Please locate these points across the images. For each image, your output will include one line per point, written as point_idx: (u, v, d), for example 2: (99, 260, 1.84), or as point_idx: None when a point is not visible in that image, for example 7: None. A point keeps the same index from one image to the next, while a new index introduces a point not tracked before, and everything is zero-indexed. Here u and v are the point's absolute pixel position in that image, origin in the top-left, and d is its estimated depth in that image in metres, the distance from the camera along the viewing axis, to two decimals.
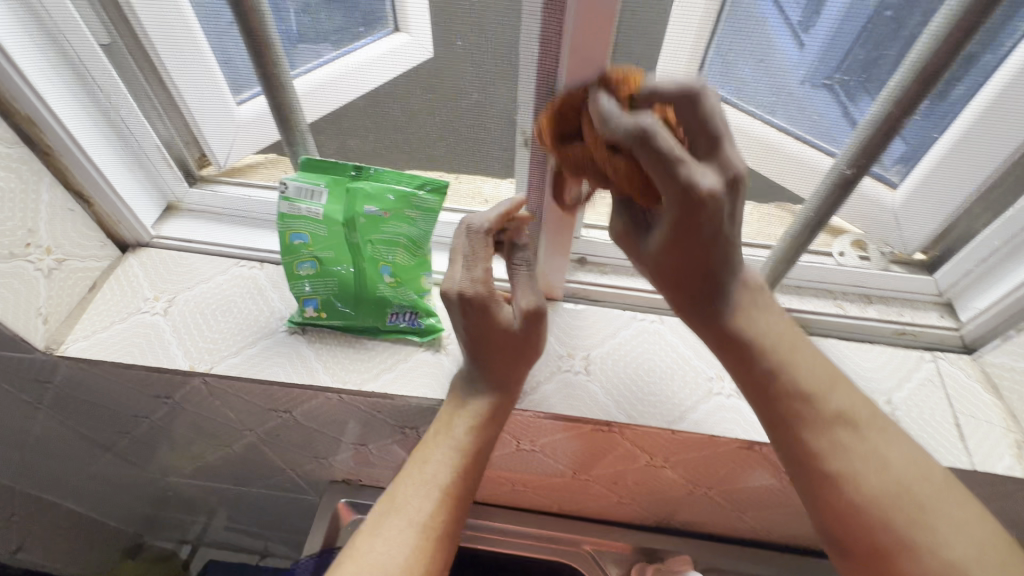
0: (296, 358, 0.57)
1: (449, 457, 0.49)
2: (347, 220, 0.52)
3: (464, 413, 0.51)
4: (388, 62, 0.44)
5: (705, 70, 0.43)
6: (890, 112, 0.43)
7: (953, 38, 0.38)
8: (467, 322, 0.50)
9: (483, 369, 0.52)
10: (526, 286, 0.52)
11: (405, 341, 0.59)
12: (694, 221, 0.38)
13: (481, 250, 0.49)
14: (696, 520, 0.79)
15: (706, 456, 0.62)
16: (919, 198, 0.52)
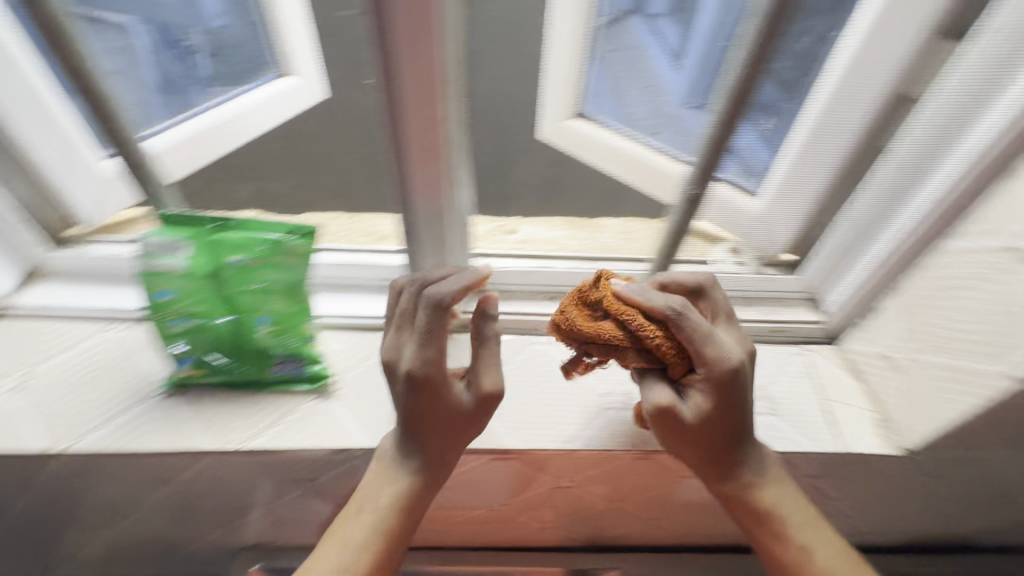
0: (172, 422, 0.53)
1: (364, 534, 0.48)
2: (212, 272, 0.50)
3: (389, 486, 0.50)
4: (279, 98, 0.51)
5: (590, 102, 0.54)
6: (715, 129, 0.49)
7: (750, 65, 0.44)
8: (410, 404, 0.47)
9: (421, 447, 0.50)
10: (489, 364, 0.49)
11: (292, 391, 0.57)
12: (686, 340, 0.46)
13: (435, 325, 0.46)
14: (621, 535, 0.80)
15: (609, 472, 0.62)
16: (778, 204, 0.59)
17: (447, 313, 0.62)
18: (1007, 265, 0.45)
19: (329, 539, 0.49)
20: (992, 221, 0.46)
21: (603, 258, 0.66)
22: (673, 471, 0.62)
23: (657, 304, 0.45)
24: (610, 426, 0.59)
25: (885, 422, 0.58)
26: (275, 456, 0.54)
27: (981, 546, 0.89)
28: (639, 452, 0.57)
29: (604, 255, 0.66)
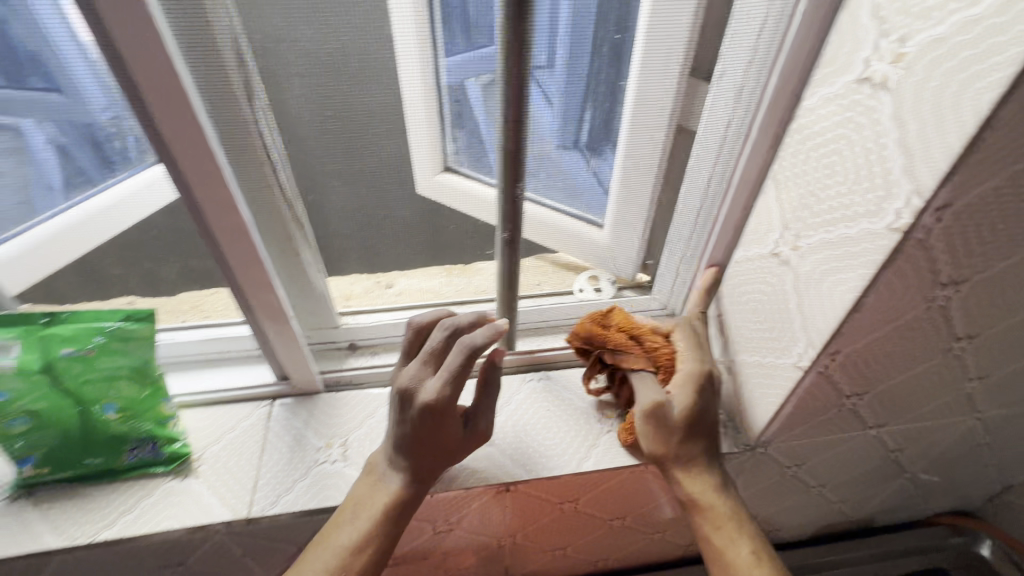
0: (17, 525, 0.52)
1: (355, 541, 0.48)
2: (47, 367, 0.51)
3: (382, 495, 0.51)
4: (129, 205, 0.46)
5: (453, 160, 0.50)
6: (507, 189, 0.50)
7: (510, 129, 0.46)
8: (415, 427, 0.50)
9: (418, 461, 0.51)
10: (483, 404, 0.56)
11: (150, 474, 0.57)
12: (445, 421, 0.50)
13: (462, 370, 0.48)
14: (529, 568, 0.80)
15: (482, 510, 0.63)
16: (619, 231, 0.60)
17: (306, 375, 0.62)
18: (776, 269, 0.51)
19: (317, 544, 0.49)
20: (758, 232, 0.53)
21: (469, 300, 0.65)
22: (544, 501, 0.63)
23: (433, 388, 0.48)
24: (476, 463, 0.59)
25: (729, 422, 0.64)
26: (131, 544, 0.53)
27: (878, 525, 0.95)
28: (503, 486, 0.58)
29: (474, 297, 0.64)
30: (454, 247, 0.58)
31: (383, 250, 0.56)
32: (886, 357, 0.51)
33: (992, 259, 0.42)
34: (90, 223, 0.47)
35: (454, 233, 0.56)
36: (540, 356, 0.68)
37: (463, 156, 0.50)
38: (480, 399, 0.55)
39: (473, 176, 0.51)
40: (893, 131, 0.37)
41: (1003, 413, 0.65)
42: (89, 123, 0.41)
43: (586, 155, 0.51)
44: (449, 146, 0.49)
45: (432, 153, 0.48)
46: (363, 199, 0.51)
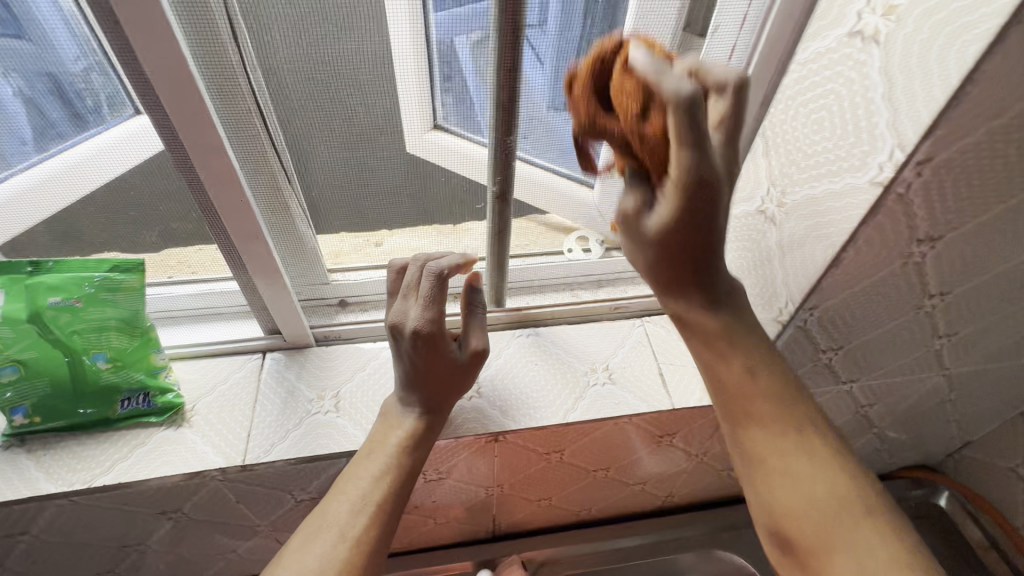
0: (12, 472, 0.53)
1: (379, 471, 0.50)
2: (33, 316, 0.51)
3: (397, 429, 0.53)
4: (112, 156, 0.45)
5: (443, 118, 0.49)
6: (498, 139, 0.51)
7: (506, 78, 0.45)
8: (413, 359, 0.53)
9: (421, 393, 0.54)
10: (473, 327, 0.58)
11: (143, 425, 0.57)
12: (437, 344, 0.53)
13: (437, 291, 0.53)
14: (515, 519, 0.84)
15: (471, 460, 0.65)
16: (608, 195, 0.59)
17: (297, 329, 0.63)
18: (761, 226, 0.52)
19: (341, 482, 0.50)
20: (746, 190, 0.53)
21: None
22: (532, 451, 0.65)
23: (416, 314, 0.52)
24: (466, 415, 0.60)
25: None
26: (128, 491, 0.54)
27: None
28: (492, 435, 0.60)
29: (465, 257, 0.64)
30: (437, 209, 0.57)
31: (377, 202, 0.55)
32: (862, 313, 0.53)
33: (970, 216, 0.43)
34: (70, 174, 0.46)
35: (439, 193, 0.55)
36: (531, 312, 0.69)
37: (451, 114, 0.49)
38: (469, 322, 0.58)
39: (462, 134, 0.50)
40: (881, 86, 0.38)
41: (968, 370, 0.69)
42: (53, 73, 0.40)
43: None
44: (437, 103, 0.47)
45: (420, 109, 0.47)
46: (352, 151, 0.49)
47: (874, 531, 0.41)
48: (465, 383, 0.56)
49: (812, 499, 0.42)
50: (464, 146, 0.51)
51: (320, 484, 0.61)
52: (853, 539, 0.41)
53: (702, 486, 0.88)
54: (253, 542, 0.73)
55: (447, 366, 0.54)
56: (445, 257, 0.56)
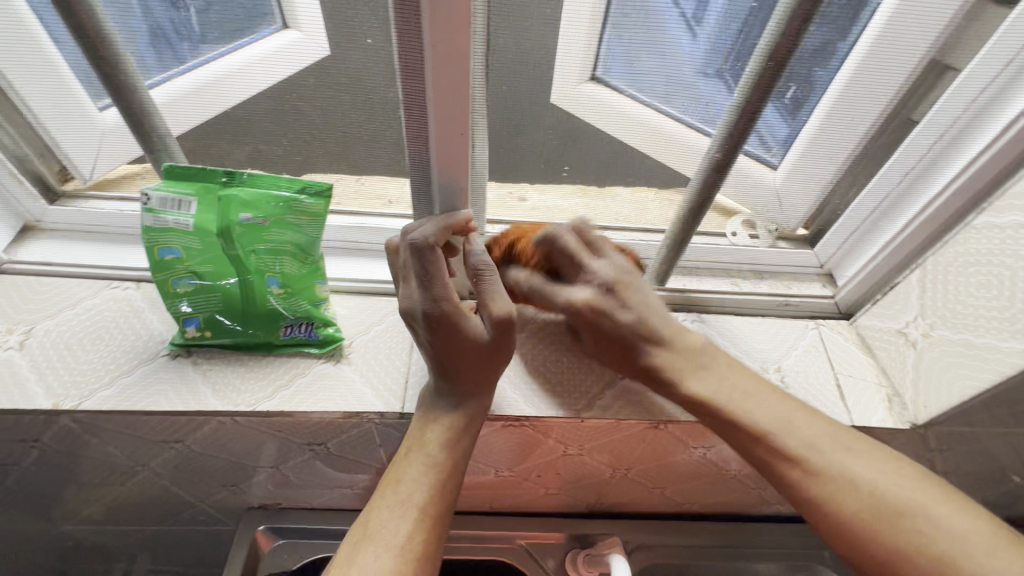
0: (179, 382, 0.52)
1: (424, 473, 0.48)
2: (221, 230, 0.49)
3: (436, 424, 0.50)
4: (289, 57, 0.41)
5: (625, 65, 0.43)
6: (749, 97, 0.44)
7: (794, 27, 0.39)
8: (432, 342, 0.50)
9: (454, 380, 0.51)
10: (492, 289, 0.50)
11: (303, 354, 0.56)
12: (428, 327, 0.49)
13: (425, 267, 0.48)
14: (621, 501, 0.82)
15: (616, 441, 0.62)
16: (796, 179, 0.53)
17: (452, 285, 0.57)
18: None
19: (383, 484, 0.49)
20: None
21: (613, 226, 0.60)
22: (682, 442, 0.61)
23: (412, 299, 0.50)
24: (627, 396, 0.57)
25: (895, 398, 0.58)
26: (285, 419, 0.53)
27: None
28: (653, 422, 0.56)
29: (614, 224, 0.59)
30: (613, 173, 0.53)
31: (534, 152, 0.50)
32: None
33: None
34: (233, 75, 0.43)
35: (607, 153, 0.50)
36: (688, 295, 0.64)
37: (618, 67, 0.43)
38: (483, 284, 0.50)
39: (626, 92, 0.45)
40: None
41: None
42: None
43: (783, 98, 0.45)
44: (605, 51, 0.42)
45: (584, 54, 0.42)
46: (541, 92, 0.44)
47: (889, 473, 0.45)
48: (488, 364, 0.51)
49: (815, 439, 0.47)
50: (633, 106, 0.46)
51: None
52: (877, 470, 0.45)
53: None
54: (365, 481, 0.73)
55: (446, 347, 0.50)
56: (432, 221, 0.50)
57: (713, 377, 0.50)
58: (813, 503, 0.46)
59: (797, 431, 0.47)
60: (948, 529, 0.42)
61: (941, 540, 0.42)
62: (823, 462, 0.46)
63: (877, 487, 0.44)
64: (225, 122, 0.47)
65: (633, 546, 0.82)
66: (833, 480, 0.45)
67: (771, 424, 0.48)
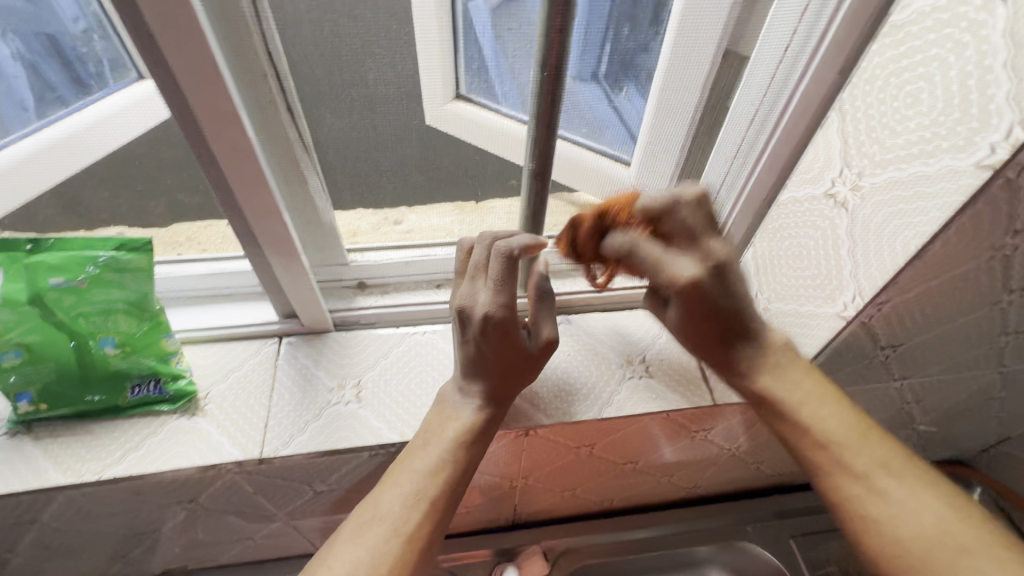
0: (17, 460, 0.50)
1: (438, 462, 0.47)
2: (35, 298, 0.47)
3: (456, 421, 0.50)
4: (116, 121, 0.42)
5: (461, 86, 0.45)
6: (540, 109, 0.44)
7: (554, 35, 0.39)
8: (480, 344, 0.50)
9: (491, 387, 0.51)
10: (544, 316, 0.55)
11: (155, 412, 0.54)
12: (500, 333, 0.50)
13: (506, 272, 0.49)
14: (539, 509, 0.83)
15: (499, 451, 0.62)
16: (649, 178, 0.52)
17: (318, 315, 0.60)
18: (829, 212, 0.48)
19: (393, 474, 0.48)
20: (812, 171, 0.49)
21: None
22: (562, 443, 0.63)
23: (479, 302, 0.49)
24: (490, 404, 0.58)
25: None
26: (138, 482, 0.52)
27: None
28: (522, 430, 0.58)
29: None
30: (466, 187, 0.53)
31: (378, 178, 0.51)
32: (929, 310, 0.49)
33: None
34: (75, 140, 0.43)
35: (453, 167, 0.51)
36: (558, 299, 0.66)
37: (475, 81, 0.45)
38: (538, 310, 0.55)
39: (488, 105, 0.47)
40: (1003, 51, 0.34)
41: None
42: (52, 34, 0.39)
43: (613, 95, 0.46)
44: (462, 71, 0.44)
45: (441, 78, 0.44)
46: (387, 115, 0.45)
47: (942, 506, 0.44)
48: (529, 376, 0.54)
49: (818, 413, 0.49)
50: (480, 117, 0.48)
51: (341, 476, 0.58)
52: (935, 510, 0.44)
53: (727, 479, 0.85)
54: (268, 530, 0.71)
55: (506, 354, 0.51)
56: (515, 236, 0.51)
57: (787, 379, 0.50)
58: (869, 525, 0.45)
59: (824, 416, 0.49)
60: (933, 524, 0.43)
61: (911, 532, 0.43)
62: (827, 438, 0.48)
63: (825, 425, 0.48)
64: (63, 191, 0.46)
65: (558, 552, 0.82)
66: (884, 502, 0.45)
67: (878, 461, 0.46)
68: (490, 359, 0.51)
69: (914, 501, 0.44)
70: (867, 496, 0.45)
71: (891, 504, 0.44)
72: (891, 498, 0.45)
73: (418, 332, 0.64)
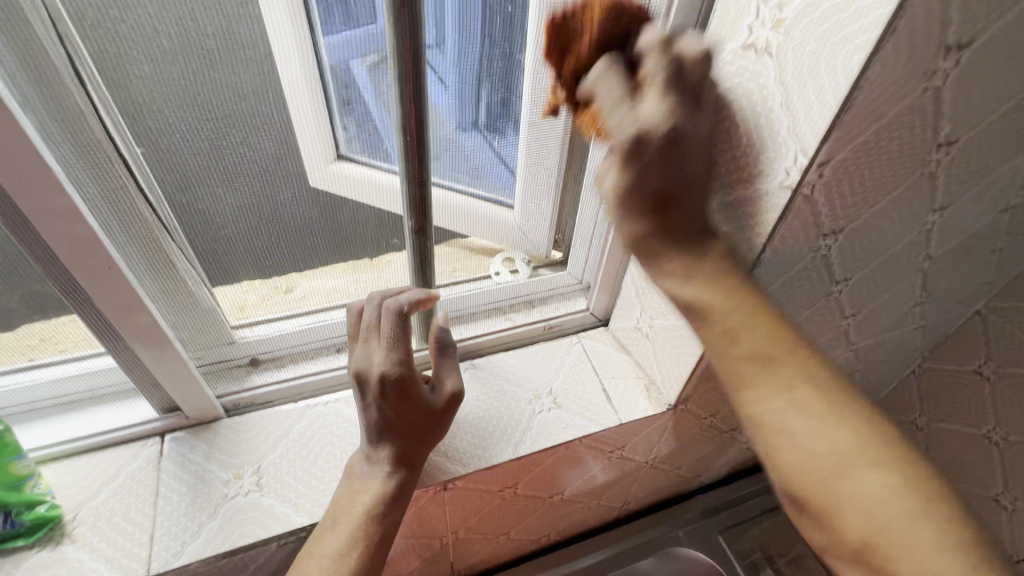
0: None
1: (346, 544, 0.45)
2: None
3: (364, 493, 0.48)
4: None
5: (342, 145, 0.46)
6: (410, 168, 0.48)
7: (409, 95, 0.43)
8: (383, 407, 0.48)
9: (397, 450, 0.49)
10: (446, 368, 0.55)
11: (11, 548, 0.48)
12: (400, 391, 0.48)
13: (399, 329, 0.49)
14: (475, 561, 0.81)
15: (418, 511, 0.61)
16: (527, 208, 0.59)
17: (206, 403, 0.55)
18: None
19: (301, 562, 0.45)
20: None
21: None
22: (482, 489, 0.63)
23: (374, 363, 0.48)
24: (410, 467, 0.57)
25: (652, 386, 0.66)
26: None
27: None
28: (441, 484, 0.58)
29: None
30: (356, 242, 0.55)
31: (251, 244, 0.50)
32: (779, 307, 0.56)
33: (865, 206, 0.47)
34: None
35: (336, 222, 0.52)
36: (465, 344, 0.68)
37: (357, 141, 0.47)
38: (441, 363, 0.55)
39: (370, 164, 0.49)
40: (778, 95, 0.40)
41: (870, 341, 0.75)
42: None
43: (487, 132, 0.50)
44: (338, 133, 0.45)
45: (322, 142, 0.45)
46: (275, 181, 0.46)
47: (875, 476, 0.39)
48: (440, 431, 0.52)
49: (790, 420, 0.41)
50: (362, 173, 0.49)
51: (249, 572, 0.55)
52: (873, 488, 0.38)
53: (651, 491, 0.89)
54: None
55: (411, 411, 0.49)
56: (406, 290, 0.52)
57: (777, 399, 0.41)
58: (830, 519, 0.40)
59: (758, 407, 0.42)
60: (883, 502, 0.38)
61: (866, 517, 0.38)
62: (751, 425, 0.43)
63: (777, 415, 0.41)
64: None
65: None
66: (850, 482, 0.39)
67: (853, 434, 0.40)
68: (394, 420, 0.48)
69: (836, 433, 0.40)
70: (824, 492, 0.40)
71: (851, 500, 0.39)
72: (851, 483, 0.39)
73: (321, 404, 0.61)
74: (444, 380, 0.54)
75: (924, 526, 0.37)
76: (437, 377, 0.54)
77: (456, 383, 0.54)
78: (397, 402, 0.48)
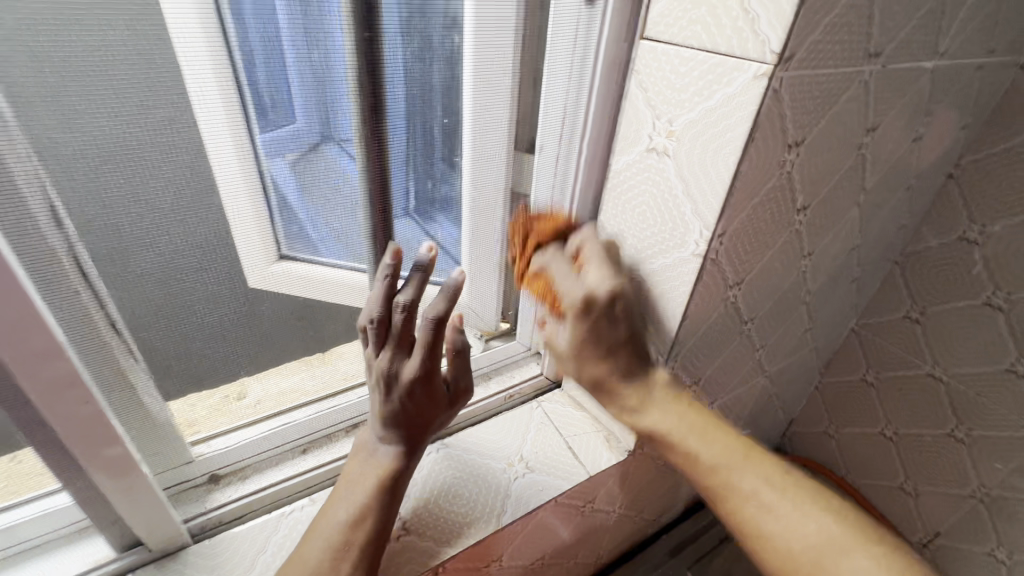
0: None
1: (359, 513, 0.53)
2: None
3: (375, 468, 0.56)
4: None
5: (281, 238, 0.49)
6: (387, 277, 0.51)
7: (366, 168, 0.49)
8: (406, 402, 0.56)
9: (411, 437, 0.58)
10: (461, 364, 0.61)
11: None
12: (426, 383, 0.56)
13: (429, 331, 0.54)
14: None
15: None
16: (477, 287, 0.69)
17: (172, 530, 0.53)
18: None
19: (316, 526, 0.53)
20: None
21: (341, 389, 0.66)
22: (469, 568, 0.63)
23: (401, 358, 0.55)
24: (405, 550, 0.59)
25: (611, 436, 0.72)
26: None
27: None
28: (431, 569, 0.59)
29: (342, 386, 0.66)
30: (316, 340, 0.59)
31: (207, 355, 0.52)
32: (706, 349, 0.66)
33: (756, 262, 0.59)
34: None
35: (307, 317, 0.56)
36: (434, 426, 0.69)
37: (297, 241, 0.50)
38: (457, 361, 0.60)
39: (313, 258, 0.52)
40: (678, 186, 0.51)
41: (778, 369, 0.88)
42: None
43: (418, 220, 0.57)
44: (281, 237, 0.48)
45: (263, 243, 0.48)
46: (219, 287, 0.48)
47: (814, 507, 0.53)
48: (446, 419, 0.63)
49: (768, 501, 0.54)
50: (313, 266, 0.52)
51: None
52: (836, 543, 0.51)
53: (622, 541, 0.92)
54: None
55: (429, 404, 0.58)
56: (442, 291, 0.53)
57: (747, 478, 0.55)
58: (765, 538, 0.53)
59: (712, 457, 0.56)
60: (797, 532, 0.52)
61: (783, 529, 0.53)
62: (713, 463, 0.56)
63: (744, 485, 0.55)
64: None
65: None
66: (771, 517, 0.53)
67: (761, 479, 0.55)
68: (414, 411, 0.57)
69: (796, 510, 0.53)
70: (758, 513, 0.54)
71: (777, 521, 0.53)
72: (777, 515, 0.53)
73: (295, 510, 0.61)
74: (464, 372, 0.62)
75: (848, 558, 0.50)
76: (450, 368, 0.61)
77: (469, 380, 0.63)
78: (420, 392, 0.57)
